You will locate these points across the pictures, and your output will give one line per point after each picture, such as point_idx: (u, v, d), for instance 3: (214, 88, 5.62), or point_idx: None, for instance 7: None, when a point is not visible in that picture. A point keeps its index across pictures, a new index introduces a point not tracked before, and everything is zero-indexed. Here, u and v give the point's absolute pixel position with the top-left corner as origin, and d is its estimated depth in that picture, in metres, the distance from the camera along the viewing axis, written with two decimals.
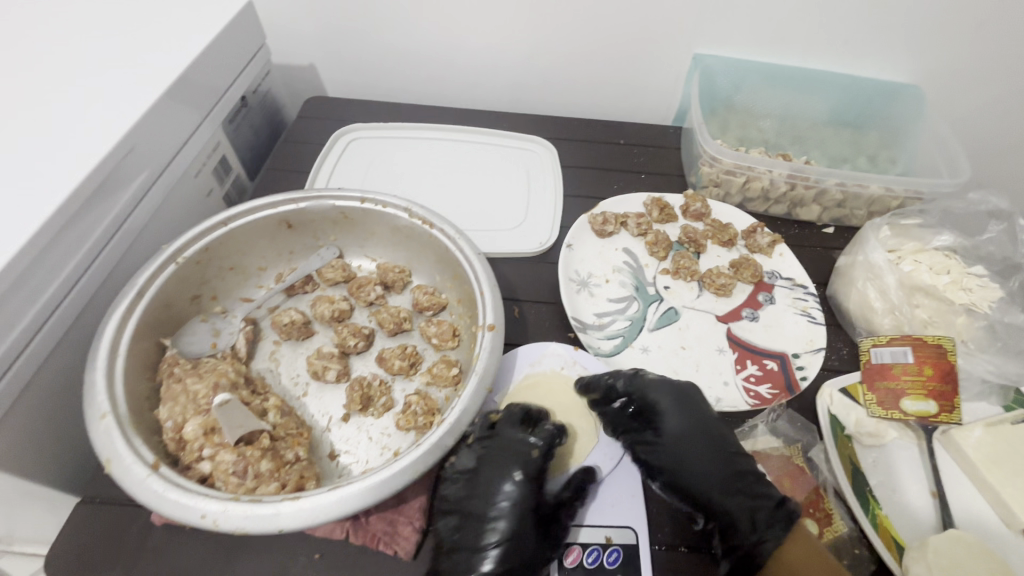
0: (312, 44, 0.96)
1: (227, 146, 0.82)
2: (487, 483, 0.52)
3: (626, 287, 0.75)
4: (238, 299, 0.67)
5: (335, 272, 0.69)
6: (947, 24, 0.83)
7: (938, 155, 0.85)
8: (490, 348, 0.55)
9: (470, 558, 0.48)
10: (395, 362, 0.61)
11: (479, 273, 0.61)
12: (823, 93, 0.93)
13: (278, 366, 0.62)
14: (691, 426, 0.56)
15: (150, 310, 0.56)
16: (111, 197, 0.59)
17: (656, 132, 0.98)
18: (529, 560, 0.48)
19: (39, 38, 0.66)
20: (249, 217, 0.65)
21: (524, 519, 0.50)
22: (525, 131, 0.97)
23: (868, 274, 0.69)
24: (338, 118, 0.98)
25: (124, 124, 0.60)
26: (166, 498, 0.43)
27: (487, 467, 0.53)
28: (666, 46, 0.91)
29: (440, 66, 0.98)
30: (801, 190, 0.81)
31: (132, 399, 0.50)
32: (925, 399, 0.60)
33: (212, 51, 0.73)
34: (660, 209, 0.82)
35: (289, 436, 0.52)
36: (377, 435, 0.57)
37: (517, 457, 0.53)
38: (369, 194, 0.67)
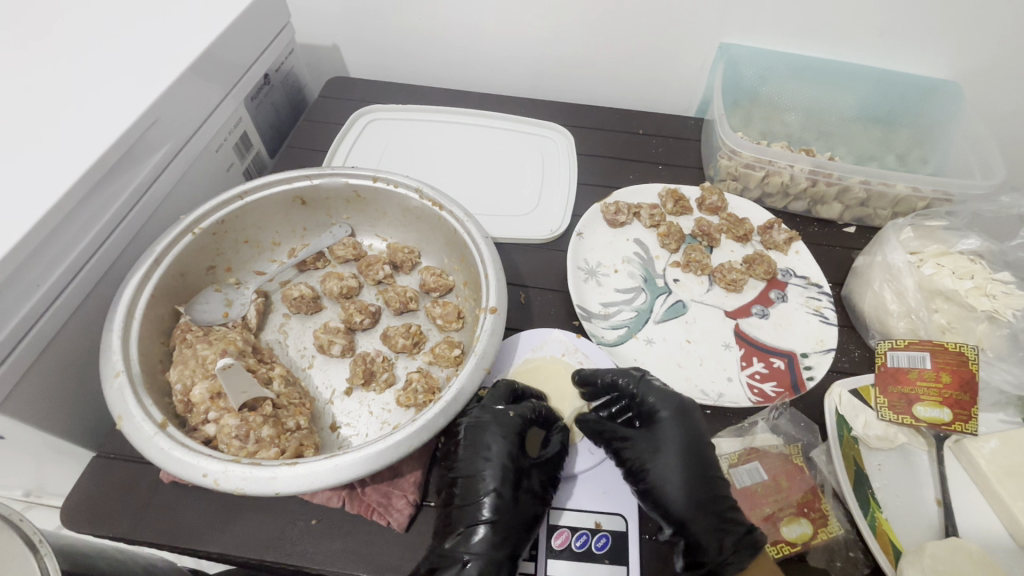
0: (336, 24, 0.97)
1: (249, 122, 0.83)
2: (470, 445, 0.54)
3: (634, 278, 0.75)
4: (252, 272, 0.69)
5: (346, 250, 0.70)
6: (991, 17, 0.79)
7: (970, 156, 0.81)
8: (491, 330, 0.55)
9: (464, 514, 0.50)
10: (398, 340, 0.62)
11: (485, 255, 0.61)
12: (854, 87, 0.89)
13: (286, 338, 0.64)
14: (676, 437, 0.54)
15: (167, 277, 0.58)
16: (133, 167, 0.61)
17: (677, 123, 0.96)
18: (517, 515, 0.49)
19: (74, 10, 0.68)
20: (264, 192, 0.66)
21: (505, 476, 0.51)
22: (543, 117, 0.97)
23: (886, 276, 0.67)
24: (359, 99, 1.00)
25: (149, 96, 0.62)
26: (171, 455, 0.45)
27: (472, 432, 0.54)
28: (691, 34, 0.88)
29: (460, 49, 0.98)
30: (823, 187, 0.78)
31: (145, 361, 0.53)
32: (939, 407, 0.59)
33: (236, 29, 0.74)
34: (674, 201, 0.81)
35: (291, 405, 0.54)
36: (378, 410, 0.59)
37: (494, 420, 0.54)
38: (381, 174, 0.68)
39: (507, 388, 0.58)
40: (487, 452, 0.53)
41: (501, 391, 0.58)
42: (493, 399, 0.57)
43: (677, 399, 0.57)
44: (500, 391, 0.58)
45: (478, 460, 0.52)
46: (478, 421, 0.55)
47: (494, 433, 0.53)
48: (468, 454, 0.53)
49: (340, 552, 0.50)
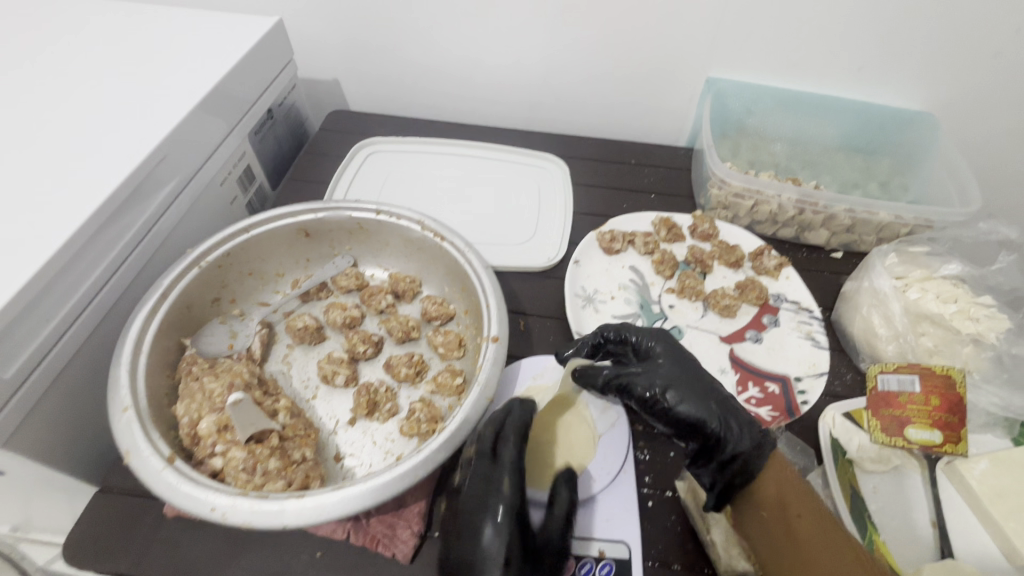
0: (338, 60, 1.00)
1: (252, 156, 0.86)
2: (470, 526, 0.50)
3: (630, 305, 0.77)
4: (255, 303, 0.70)
5: (349, 280, 0.72)
6: (961, 53, 0.84)
7: (951, 183, 0.85)
8: (493, 359, 0.57)
9: None
10: (401, 369, 0.63)
11: (486, 285, 0.63)
12: (835, 119, 0.94)
13: (290, 369, 0.64)
14: (672, 362, 0.58)
15: (173, 311, 0.59)
16: (142, 202, 0.63)
17: (668, 153, 0.99)
18: None
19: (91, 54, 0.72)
20: (270, 226, 0.68)
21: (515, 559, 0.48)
22: (539, 148, 1.00)
23: (874, 300, 0.70)
24: (359, 132, 1.02)
25: (159, 134, 0.64)
26: (179, 490, 0.45)
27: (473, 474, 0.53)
28: (679, 69, 0.93)
29: (458, 83, 1.02)
30: (810, 215, 0.81)
31: (152, 395, 0.53)
32: (930, 429, 0.60)
33: (243, 66, 0.77)
34: (668, 229, 0.84)
35: (297, 437, 0.54)
36: (381, 439, 0.59)
37: (495, 497, 0.51)
38: (384, 206, 0.70)
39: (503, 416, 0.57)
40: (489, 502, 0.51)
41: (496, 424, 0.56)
42: (487, 433, 0.55)
43: (663, 335, 0.62)
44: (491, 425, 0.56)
45: (478, 530, 0.50)
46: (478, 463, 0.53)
47: (493, 479, 0.52)
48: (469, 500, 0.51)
49: None
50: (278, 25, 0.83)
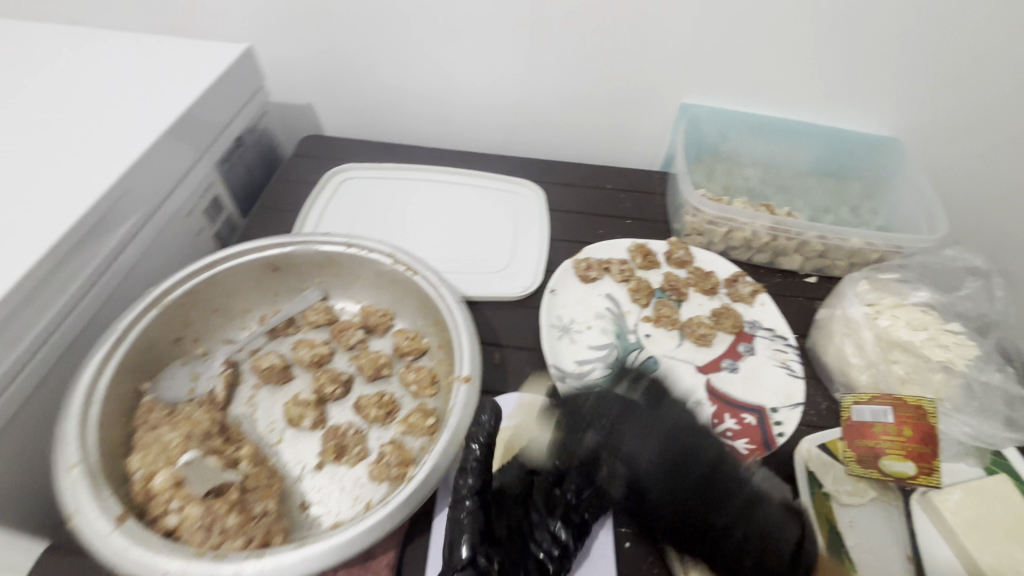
0: (310, 85, 0.99)
1: (220, 185, 0.83)
2: None
3: (607, 334, 0.76)
4: (220, 340, 0.68)
5: (319, 315, 0.70)
6: (926, 79, 0.85)
7: (918, 209, 0.86)
8: (464, 401, 0.55)
9: None
10: (370, 410, 0.61)
11: (459, 321, 0.62)
12: (806, 143, 0.95)
13: (254, 412, 0.62)
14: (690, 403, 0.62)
15: (131, 354, 0.57)
16: (101, 239, 0.61)
17: (644, 178, 1.00)
18: None
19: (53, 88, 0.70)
20: (236, 261, 0.66)
21: None
22: (515, 174, 0.99)
23: (846, 329, 0.71)
24: (333, 157, 1.01)
25: (119, 169, 0.62)
26: (127, 555, 0.43)
27: (463, 499, 0.52)
28: (653, 95, 0.93)
29: (433, 108, 1.01)
30: (783, 241, 0.82)
31: (105, 447, 0.51)
32: (903, 460, 0.60)
33: (211, 93, 0.75)
34: (643, 256, 0.84)
35: (259, 488, 0.52)
36: (350, 485, 0.57)
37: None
38: (355, 239, 0.69)
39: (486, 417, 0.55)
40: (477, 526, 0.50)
41: (486, 429, 0.54)
42: (474, 441, 0.54)
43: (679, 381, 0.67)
44: (483, 429, 0.54)
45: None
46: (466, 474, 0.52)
47: (476, 497, 0.52)
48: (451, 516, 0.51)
49: None
50: (248, 52, 0.82)
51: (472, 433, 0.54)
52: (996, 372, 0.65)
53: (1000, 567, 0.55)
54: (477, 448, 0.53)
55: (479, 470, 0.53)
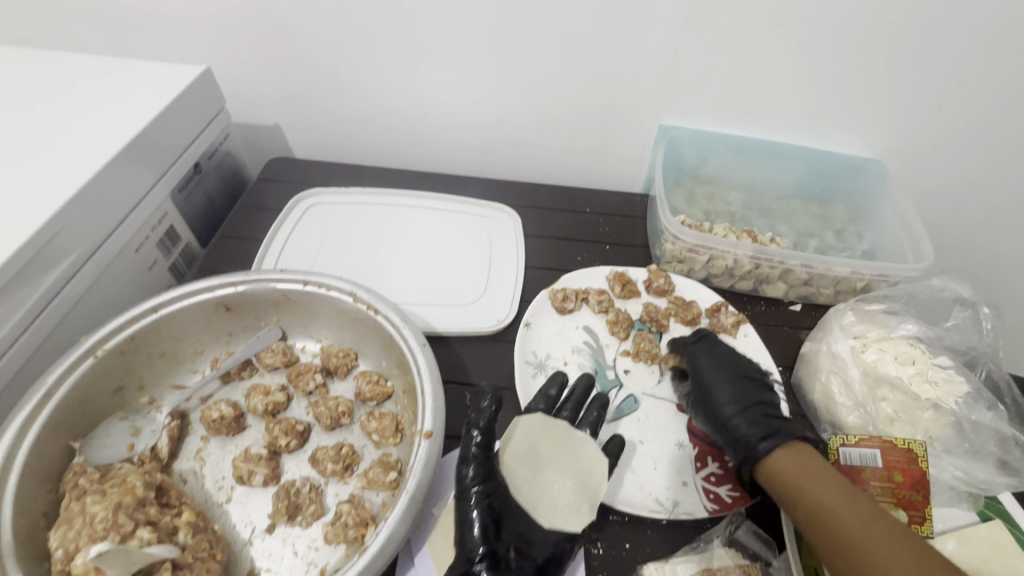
0: (276, 106, 0.95)
1: (176, 215, 0.79)
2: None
3: (584, 370, 0.73)
4: (169, 387, 0.63)
5: (275, 357, 0.66)
6: (908, 101, 0.84)
7: (903, 238, 0.85)
8: (424, 460, 0.51)
9: None
10: (327, 465, 0.57)
11: (422, 366, 0.58)
12: (788, 165, 0.93)
13: (202, 467, 0.58)
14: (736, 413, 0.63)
15: (63, 409, 0.52)
16: (31, 283, 0.56)
17: (623, 201, 0.97)
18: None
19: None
20: (184, 302, 0.62)
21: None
22: (490, 198, 0.96)
23: (833, 366, 0.67)
24: (300, 181, 0.97)
25: (52, 206, 0.57)
26: None
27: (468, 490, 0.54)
28: (631, 116, 0.90)
29: (405, 129, 0.97)
30: (766, 269, 0.79)
31: (25, 519, 0.46)
32: (896, 509, 0.57)
33: (164, 118, 0.71)
34: (622, 285, 0.80)
35: (197, 562, 0.47)
36: (304, 549, 0.53)
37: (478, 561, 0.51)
38: (312, 276, 0.64)
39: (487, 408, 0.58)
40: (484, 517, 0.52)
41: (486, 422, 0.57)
42: (477, 430, 0.57)
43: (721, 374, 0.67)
44: (482, 420, 0.57)
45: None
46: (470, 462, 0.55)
47: (482, 484, 0.54)
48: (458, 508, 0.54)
49: None
50: (207, 73, 0.78)
51: (474, 423, 0.57)
52: (986, 411, 0.63)
53: None
54: (478, 437, 0.56)
55: (480, 458, 0.56)
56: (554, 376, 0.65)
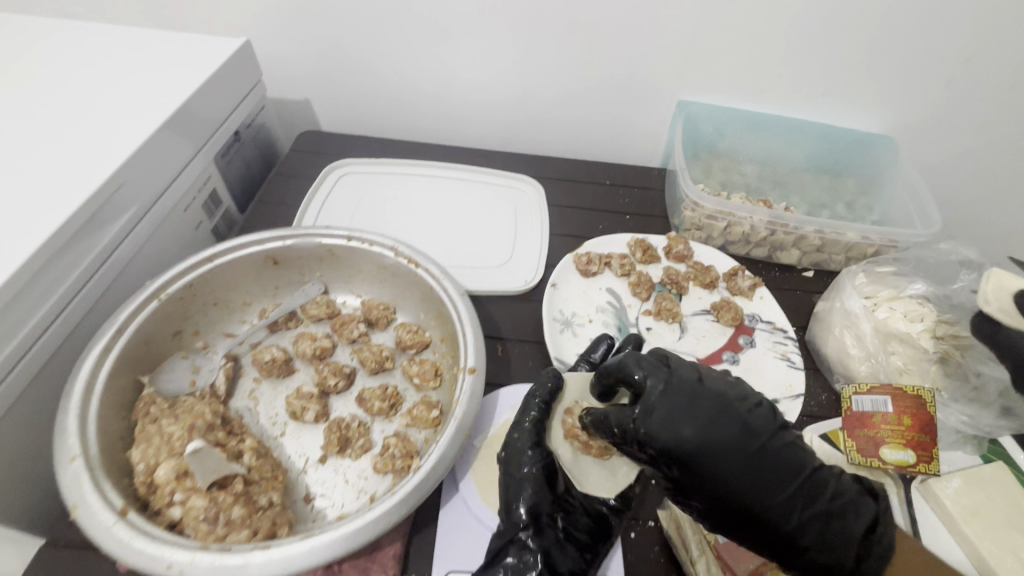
0: (307, 80, 0.99)
1: (218, 179, 0.82)
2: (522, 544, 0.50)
3: (608, 327, 0.76)
4: (220, 334, 0.68)
5: (320, 309, 0.70)
6: (919, 78, 0.87)
7: (911, 205, 0.88)
8: (470, 392, 0.55)
9: None
10: (374, 403, 0.61)
11: (462, 313, 0.62)
12: (801, 140, 0.97)
13: (256, 405, 0.62)
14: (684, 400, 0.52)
15: (130, 347, 0.56)
16: (98, 231, 0.59)
17: (641, 174, 1.01)
18: None
19: (54, 83, 0.68)
20: (236, 253, 0.65)
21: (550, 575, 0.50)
22: (514, 170, 1.00)
23: (845, 321, 0.71)
24: (331, 153, 1.00)
25: (116, 159, 0.60)
26: (131, 546, 0.42)
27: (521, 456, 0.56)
28: (650, 91, 0.94)
29: (433, 103, 1.01)
30: (781, 236, 0.83)
31: (106, 439, 0.50)
32: (904, 449, 0.60)
33: (211, 86, 0.74)
34: (643, 251, 0.84)
35: (263, 480, 0.51)
36: (354, 478, 0.57)
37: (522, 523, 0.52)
38: (356, 232, 0.68)
39: (546, 387, 0.61)
40: (531, 485, 0.54)
41: (543, 402, 0.60)
42: (534, 407, 0.59)
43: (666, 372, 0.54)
44: (539, 400, 0.60)
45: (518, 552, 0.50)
46: (525, 435, 0.57)
47: (533, 453, 0.56)
48: (507, 475, 0.55)
49: None
50: (248, 45, 0.80)
51: (532, 399, 0.60)
52: (993, 363, 0.63)
53: (1000, 553, 0.56)
54: (534, 414, 0.59)
55: (534, 427, 0.58)
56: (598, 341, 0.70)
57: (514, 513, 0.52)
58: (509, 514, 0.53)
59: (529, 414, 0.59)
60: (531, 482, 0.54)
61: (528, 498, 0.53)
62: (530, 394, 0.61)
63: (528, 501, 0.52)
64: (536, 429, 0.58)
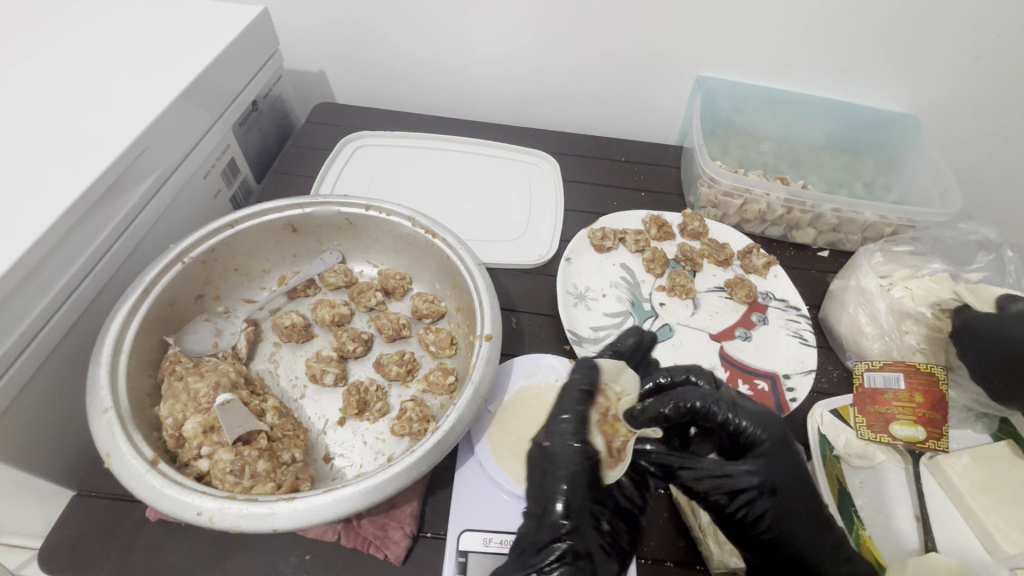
0: (324, 52, 0.98)
1: (237, 149, 0.83)
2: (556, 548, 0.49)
3: (622, 302, 0.77)
4: (240, 300, 0.69)
5: (338, 277, 0.71)
6: (944, 57, 0.86)
7: (932, 185, 0.87)
8: (487, 358, 0.56)
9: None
10: (392, 368, 0.63)
11: (479, 283, 0.62)
12: (821, 118, 0.95)
13: (277, 367, 0.64)
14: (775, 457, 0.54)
15: (156, 308, 0.58)
16: (122, 194, 0.60)
17: (657, 151, 1.00)
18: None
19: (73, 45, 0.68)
20: (256, 220, 0.66)
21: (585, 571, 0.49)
22: (529, 145, 0.99)
23: (861, 299, 0.71)
24: (346, 125, 1.00)
25: (140, 123, 0.61)
26: (162, 493, 0.44)
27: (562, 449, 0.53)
28: (670, 67, 0.92)
29: (449, 76, 1.00)
30: (798, 214, 0.83)
31: (133, 394, 0.52)
32: (914, 425, 0.61)
33: (230, 54, 0.74)
34: (658, 227, 0.84)
35: (286, 438, 0.54)
36: (372, 440, 0.59)
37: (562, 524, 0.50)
38: (374, 202, 0.69)
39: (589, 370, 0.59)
40: (575, 483, 0.52)
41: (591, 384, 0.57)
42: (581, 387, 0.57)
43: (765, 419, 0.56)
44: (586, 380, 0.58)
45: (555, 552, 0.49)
46: (561, 413, 0.56)
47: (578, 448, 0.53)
48: (544, 473, 0.53)
49: None
50: (265, 13, 0.80)
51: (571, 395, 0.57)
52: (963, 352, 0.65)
53: (1007, 527, 0.57)
54: (581, 408, 0.56)
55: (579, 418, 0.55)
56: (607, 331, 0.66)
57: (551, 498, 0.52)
58: (546, 500, 0.52)
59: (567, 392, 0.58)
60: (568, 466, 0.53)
61: (564, 484, 0.52)
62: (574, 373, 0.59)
63: (564, 485, 0.52)
64: (580, 419, 0.55)
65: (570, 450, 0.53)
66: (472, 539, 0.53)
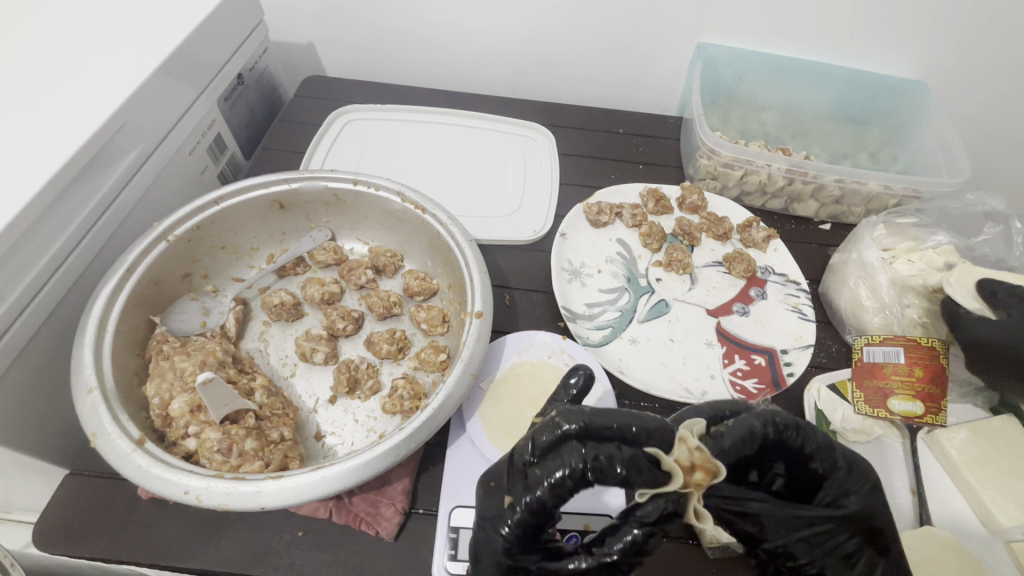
0: (311, 24, 0.95)
1: (223, 124, 0.80)
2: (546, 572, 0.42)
3: (618, 278, 0.76)
4: (229, 278, 0.68)
5: (327, 255, 0.70)
6: (958, 19, 0.82)
7: (939, 154, 0.84)
8: (478, 335, 0.55)
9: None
10: (383, 346, 0.62)
11: (469, 258, 0.61)
12: (828, 85, 0.91)
13: (267, 346, 0.64)
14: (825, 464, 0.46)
15: (140, 287, 0.57)
16: (103, 171, 0.58)
17: (656, 123, 0.97)
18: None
19: (42, 13, 0.64)
20: (241, 197, 0.65)
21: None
22: (525, 118, 0.97)
23: (862, 273, 0.69)
24: (336, 99, 0.98)
25: (117, 97, 0.59)
26: (150, 472, 0.44)
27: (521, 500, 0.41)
28: (670, 33, 0.89)
29: (441, 48, 0.97)
30: (800, 185, 0.80)
31: (119, 373, 0.52)
32: (913, 399, 0.59)
33: (211, 24, 0.71)
34: (655, 201, 0.82)
35: (274, 416, 0.53)
36: (364, 418, 0.58)
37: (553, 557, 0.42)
38: (362, 176, 0.67)
39: (617, 427, 0.40)
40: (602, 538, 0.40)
41: (626, 456, 0.39)
42: (601, 451, 0.39)
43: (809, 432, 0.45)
44: (621, 454, 0.39)
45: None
46: (549, 469, 0.40)
47: (530, 509, 0.40)
48: (493, 521, 0.42)
49: (329, 563, 0.50)
50: None
51: (555, 397, 0.49)
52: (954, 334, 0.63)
53: (1003, 500, 0.56)
54: (538, 485, 0.40)
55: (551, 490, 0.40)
56: (650, 419, 0.41)
57: (492, 540, 0.42)
58: (490, 540, 0.42)
59: (562, 432, 0.41)
60: (524, 517, 0.40)
61: (514, 528, 0.41)
62: (606, 420, 0.41)
63: (514, 534, 0.41)
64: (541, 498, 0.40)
65: (537, 500, 0.40)
66: (463, 515, 0.53)
